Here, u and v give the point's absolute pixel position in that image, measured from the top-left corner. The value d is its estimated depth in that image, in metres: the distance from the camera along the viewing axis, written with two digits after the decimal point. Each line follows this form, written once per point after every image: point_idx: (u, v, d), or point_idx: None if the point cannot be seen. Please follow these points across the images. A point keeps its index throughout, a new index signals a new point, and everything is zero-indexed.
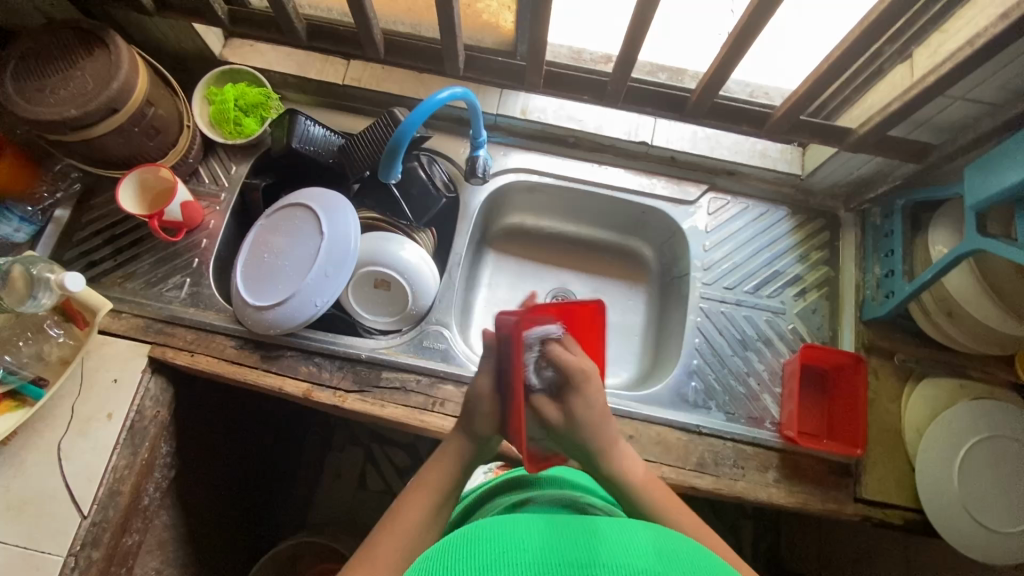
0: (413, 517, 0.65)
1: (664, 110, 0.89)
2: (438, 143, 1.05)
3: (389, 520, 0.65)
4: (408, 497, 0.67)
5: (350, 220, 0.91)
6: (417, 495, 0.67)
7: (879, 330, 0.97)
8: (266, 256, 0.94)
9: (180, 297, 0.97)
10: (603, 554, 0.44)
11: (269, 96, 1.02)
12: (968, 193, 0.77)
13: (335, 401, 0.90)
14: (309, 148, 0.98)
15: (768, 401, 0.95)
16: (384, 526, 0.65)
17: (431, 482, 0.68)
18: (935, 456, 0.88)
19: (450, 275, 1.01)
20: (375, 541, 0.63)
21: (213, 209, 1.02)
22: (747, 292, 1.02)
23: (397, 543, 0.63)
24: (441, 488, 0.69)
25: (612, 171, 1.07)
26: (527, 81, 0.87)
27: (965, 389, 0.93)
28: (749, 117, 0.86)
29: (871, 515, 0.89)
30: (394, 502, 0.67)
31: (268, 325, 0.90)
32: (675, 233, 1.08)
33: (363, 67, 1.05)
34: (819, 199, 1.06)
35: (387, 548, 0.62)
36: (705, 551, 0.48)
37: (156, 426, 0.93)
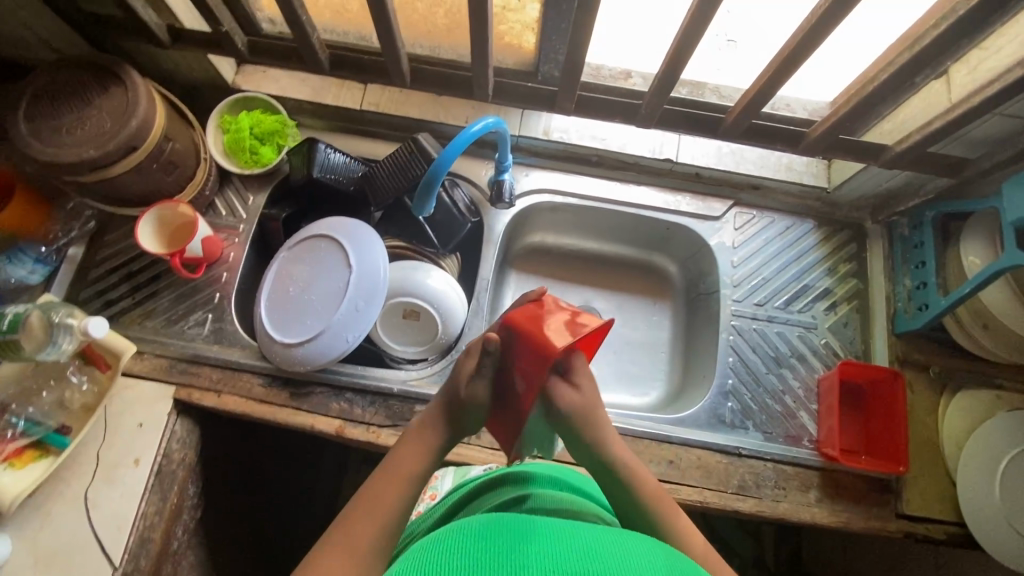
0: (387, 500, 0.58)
1: (697, 130, 0.88)
2: (460, 167, 1.04)
3: (360, 501, 0.58)
4: (383, 475, 0.60)
5: (378, 252, 0.89)
6: (392, 478, 0.59)
7: (912, 342, 0.96)
8: (291, 289, 0.91)
9: (203, 334, 0.94)
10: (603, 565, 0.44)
11: (286, 123, 1.00)
12: (1008, 209, 0.76)
13: (369, 437, 0.88)
14: (330, 176, 0.96)
15: (805, 419, 0.94)
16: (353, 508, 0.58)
17: (406, 461, 0.61)
18: (975, 469, 0.88)
19: (477, 301, 1.00)
20: (343, 525, 0.56)
21: (231, 241, 0.99)
22: (777, 308, 1.01)
23: (371, 531, 0.56)
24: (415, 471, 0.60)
25: (637, 189, 1.06)
26: (558, 105, 0.86)
27: (1002, 400, 0.92)
28: (783, 136, 0.85)
29: (915, 531, 0.89)
30: (363, 485, 0.60)
31: (297, 362, 0.87)
32: (701, 249, 1.07)
33: (381, 90, 1.03)
34: (845, 211, 1.06)
35: (362, 538, 0.55)
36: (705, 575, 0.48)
37: (184, 469, 0.91)
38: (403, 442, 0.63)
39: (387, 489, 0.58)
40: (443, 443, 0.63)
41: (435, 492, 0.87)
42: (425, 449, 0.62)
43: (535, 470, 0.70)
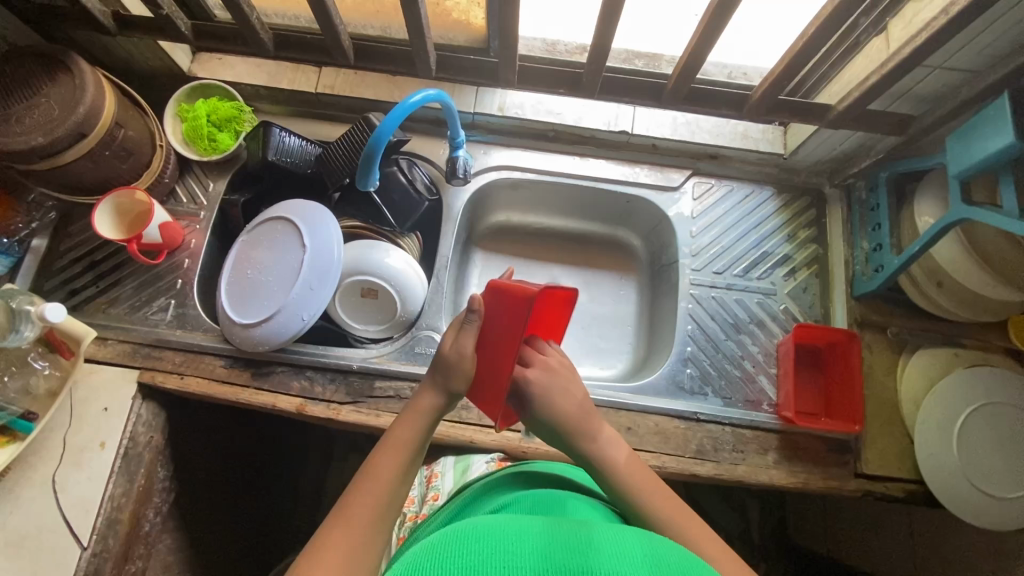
0: (391, 466, 0.60)
1: (642, 97, 0.87)
2: (417, 146, 1.04)
3: (364, 473, 0.59)
4: (383, 447, 0.62)
5: (333, 231, 0.90)
6: (392, 448, 0.61)
7: (870, 304, 0.97)
8: (249, 272, 0.92)
9: (167, 319, 0.96)
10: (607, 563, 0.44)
11: (242, 109, 1.01)
12: (952, 162, 0.77)
13: (329, 414, 0.89)
14: (286, 160, 0.97)
15: (764, 383, 0.95)
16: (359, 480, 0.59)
17: (405, 432, 0.63)
18: (932, 427, 0.88)
19: (438, 279, 1.00)
20: (352, 496, 0.57)
21: (193, 228, 1.01)
22: (736, 275, 1.01)
23: (376, 496, 0.57)
24: (414, 437, 0.63)
25: (595, 163, 1.06)
26: (502, 78, 0.86)
27: (960, 358, 0.93)
28: (727, 100, 0.86)
29: (873, 489, 0.89)
30: (362, 463, 0.60)
31: (256, 343, 0.89)
32: (661, 220, 1.07)
33: (336, 73, 1.04)
34: (803, 176, 1.06)
35: (365, 503, 0.56)
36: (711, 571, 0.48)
37: (151, 452, 0.93)
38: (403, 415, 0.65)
39: (387, 460, 0.60)
40: (438, 408, 0.66)
41: (438, 493, 0.90)
42: (421, 415, 0.65)
43: (532, 471, 0.72)
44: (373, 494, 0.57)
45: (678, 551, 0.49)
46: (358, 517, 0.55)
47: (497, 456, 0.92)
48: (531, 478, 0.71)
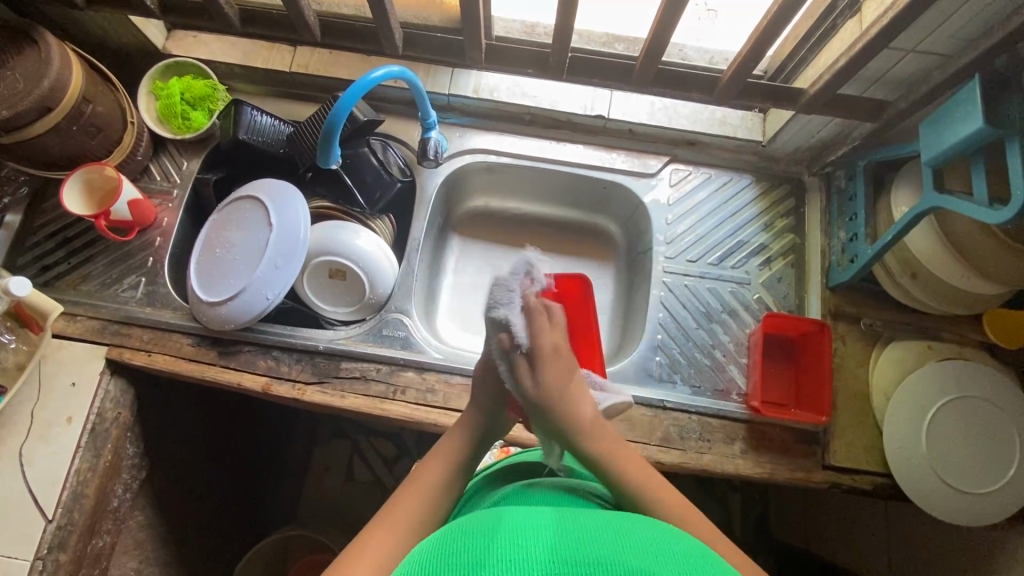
0: (432, 476, 0.63)
1: (610, 80, 0.86)
2: (391, 128, 1.03)
3: (408, 484, 0.62)
4: (427, 459, 0.65)
5: (300, 210, 0.89)
6: (437, 459, 0.65)
7: (845, 295, 0.95)
8: (218, 251, 0.92)
9: (137, 297, 0.96)
10: (601, 553, 0.43)
11: (216, 87, 1.00)
12: (924, 150, 0.75)
13: (294, 394, 0.89)
14: (257, 139, 0.97)
15: (734, 372, 0.94)
16: (403, 490, 0.62)
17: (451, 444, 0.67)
18: (902, 419, 0.87)
19: (408, 261, 0.99)
20: (394, 504, 0.60)
21: (165, 207, 1.01)
22: (711, 264, 1.00)
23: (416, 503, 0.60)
24: (462, 449, 0.66)
25: (571, 148, 1.05)
26: (469, 56, 0.84)
27: (934, 350, 0.91)
28: (697, 83, 0.85)
29: (840, 481, 0.88)
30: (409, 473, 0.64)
31: (223, 321, 0.89)
32: (637, 207, 1.06)
33: (310, 53, 1.03)
34: (783, 165, 1.04)
35: (408, 510, 0.59)
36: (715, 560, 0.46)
37: (119, 428, 0.93)
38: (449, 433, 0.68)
39: (429, 471, 0.63)
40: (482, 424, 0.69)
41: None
42: (473, 428, 0.68)
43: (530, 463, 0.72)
44: (419, 505, 0.60)
45: (680, 540, 0.48)
46: (399, 521, 0.58)
47: (499, 444, 0.92)
48: (536, 470, 0.70)
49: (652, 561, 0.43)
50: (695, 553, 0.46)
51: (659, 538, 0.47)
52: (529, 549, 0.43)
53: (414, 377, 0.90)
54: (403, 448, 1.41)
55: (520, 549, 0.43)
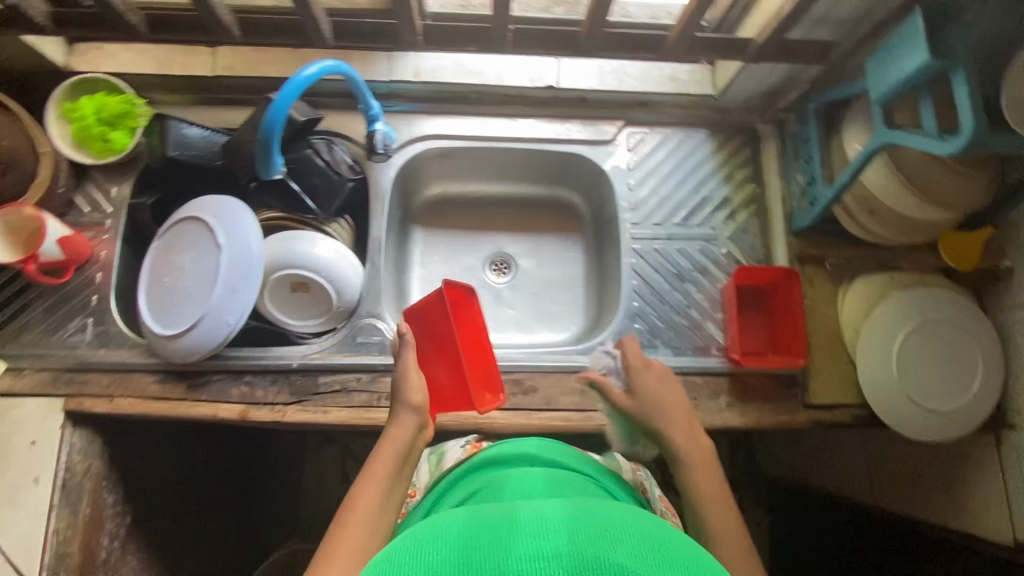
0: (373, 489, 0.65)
1: (557, 48, 0.81)
2: (333, 123, 0.98)
3: (350, 501, 0.65)
4: (367, 470, 0.67)
5: (248, 225, 0.84)
6: (373, 473, 0.67)
7: (809, 239, 0.97)
8: (167, 279, 0.87)
9: (86, 340, 0.90)
10: (575, 543, 0.43)
11: (134, 101, 0.91)
12: (872, 87, 0.76)
13: (274, 417, 0.85)
14: (189, 154, 0.90)
15: (711, 328, 0.95)
16: (346, 509, 0.64)
17: (385, 454, 0.69)
18: (872, 351, 0.90)
19: (372, 263, 0.95)
20: (340, 524, 0.62)
21: (100, 239, 0.93)
22: (676, 225, 1.00)
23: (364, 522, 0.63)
24: (406, 455, 0.70)
25: (524, 123, 1.02)
26: (405, 40, 0.79)
27: (896, 281, 0.95)
28: (646, 43, 0.81)
29: (822, 418, 0.92)
30: (351, 486, 0.66)
31: (185, 354, 0.84)
32: (598, 176, 1.04)
33: (232, 53, 0.96)
34: (736, 115, 1.04)
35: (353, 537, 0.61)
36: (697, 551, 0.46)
37: (93, 480, 0.88)
38: (382, 441, 0.71)
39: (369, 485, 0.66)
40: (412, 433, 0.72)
41: (416, 489, 0.82)
42: (400, 437, 0.71)
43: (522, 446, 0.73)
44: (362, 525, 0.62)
45: (664, 531, 0.47)
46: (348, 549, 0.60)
47: (471, 438, 0.86)
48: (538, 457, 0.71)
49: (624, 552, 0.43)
50: (678, 544, 0.45)
51: (638, 526, 0.47)
52: (502, 546, 0.43)
53: None
54: None
55: (498, 549, 0.43)
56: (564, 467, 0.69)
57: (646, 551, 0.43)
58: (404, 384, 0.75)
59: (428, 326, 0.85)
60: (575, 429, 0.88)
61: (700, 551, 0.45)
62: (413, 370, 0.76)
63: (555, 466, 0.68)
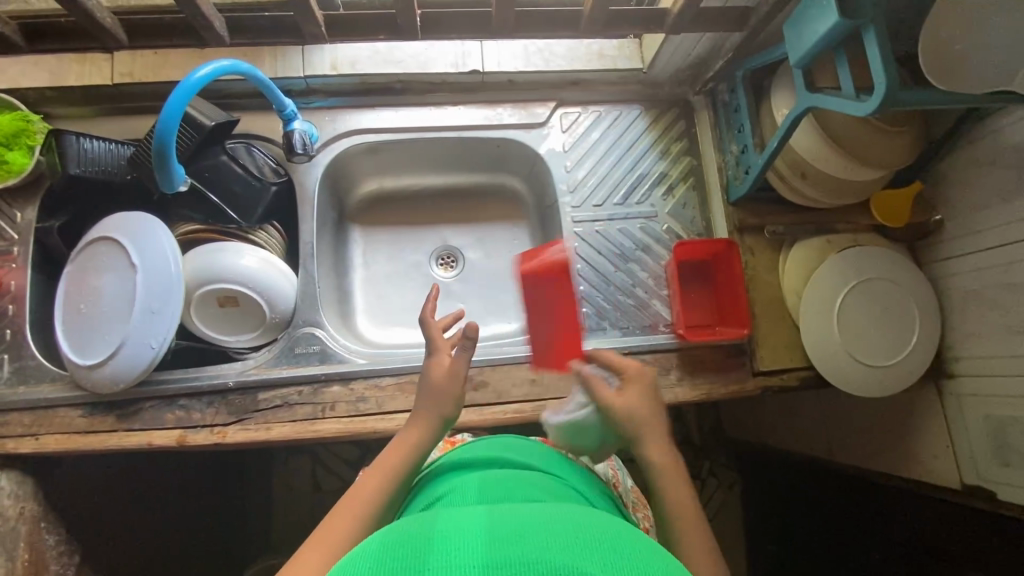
0: (369, 487, 0.63)
1: (471, 32, 0.78)
2: (249, 125, 0.93)
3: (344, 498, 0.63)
4: (370, 471, 0.65)
5: (165, 242, 0.80)
6: (373, 474, 0.64)
7: (747, 208, 0.97)
8: (83, 305, 0.81)
9: (3, 378, 0.84)
10: (532, 547, 0.42)
11: (29, 118, 0.85)
12: (791, 52, 0.75)
13: (214, 439, 0.82)
14: (93, 170, 0.85)
15: (658, 306, 0.95)
16: (338, 505, 0.62)
17: (391, 457, 0.65)
18: (815, 315, 0.91)
19: (305, 269, 0.91)
20: (329, 519, 0.61)
21: (8, 268, 0.87)
22: (616, 204, 0.99)
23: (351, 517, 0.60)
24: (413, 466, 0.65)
25: (452, 110, 0.98)
26: (308, 33, 0.74)
27: (833, 243, 0.96)
28: (562, 21, 0.79)
29: (771, 384, 0.93)
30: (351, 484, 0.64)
31: (110, 383, 0.80)
32: (535, 160, 1.02)
33: (131, 58, 0.90)
34: (668, 88, 1.02)
35: (337, 530, 0.59)
36: (655, 548, 0.45)
37: (28, 523, 0.85)
38: (402, 436, 0.67)
39: (366, 483, 0.63)
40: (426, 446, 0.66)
41: None
42: (412, 445, 0.66)
43: (530, 450, 0.72)
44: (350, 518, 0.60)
45: (622, 528, 0.47)
46: (327, 540, 0.58)
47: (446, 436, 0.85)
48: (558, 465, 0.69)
49: (582, 550, 0.42)
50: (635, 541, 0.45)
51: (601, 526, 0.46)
52: (463, 553, 0.41)
53: (342, 390, 0.85)
54: (363, 447, 1.41)
55: (457, 555, 0.41)
56: (529, 467, 0.66)
57: (593, 544, 0.43)
58: (448, 390, 0.68)
59: (547, 288, 0.91)
60: (528, 420, 0.87)
61: (660, 553, 0.45)
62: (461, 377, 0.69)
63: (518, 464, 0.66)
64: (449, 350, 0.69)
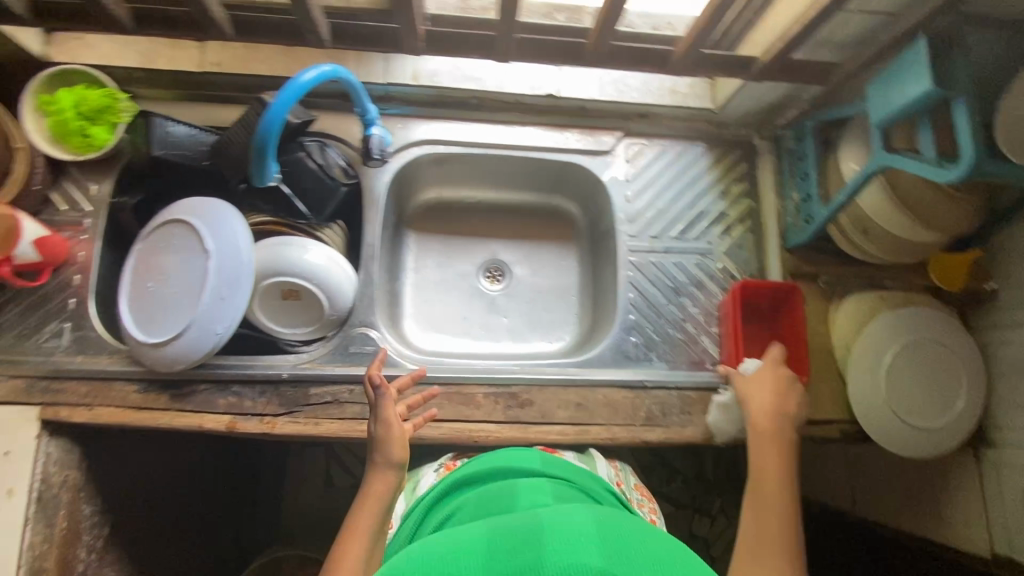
0: (354, 560, 0.64)
1: (562, 59, 0.80)
2: (325, 126, 0.95)
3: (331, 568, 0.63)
4: (345, 542, 0.66)
5: (239, 230, 0.81)
6: (353, 542, 0.65)
7: (802, 255, 0.98)
8: (151, 284, 0.83)
9: (63, 345, 0.86)
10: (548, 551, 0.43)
11: (115, 96, 0.87)
12: (871, 111, 0.77)
13: (263, 429, 0.83)
14: (174, 152, 0.87)
15: (706, 343, 0.96)
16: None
17: (364, 521, 0.67)
18: (863, 369, 0.92)
19: (366, 270, 0.93)
20: None
21: (79, 239, 0.89)
22: (673, 238, 1.00)
23: None
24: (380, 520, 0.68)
25: (522, 130, 1.00)
26: (406, 45, 0.77)
27: (886, 300, 0.97)
28: (652, 58, 0.80)
29: (813, 434, 0.93)
30: (329, 556, 0.65)
31: (170, 362, 0.81)
32: (595, 186, 1.04)
33: (222, 48, 0.92)
34: (734, 129, 1.04)
35: None
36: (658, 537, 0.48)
37: (70, 491, 0.85)
38: (361, 505, 0.69)
39: (350, 555, 0.64)
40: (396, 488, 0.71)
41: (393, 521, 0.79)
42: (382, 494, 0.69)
43: (522, 455, 0.74)
44: None
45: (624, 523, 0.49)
46: None
47: (445, 459, 0.84)
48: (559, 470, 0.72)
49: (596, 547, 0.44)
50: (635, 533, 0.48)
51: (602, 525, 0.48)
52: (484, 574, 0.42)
53: None
54: None
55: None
56: (541, 473, 0.69)
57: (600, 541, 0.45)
58: (381, 439, 0.73)
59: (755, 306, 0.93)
60: (571, 442, 0.87)
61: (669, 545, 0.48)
62: (393, 424, 0.73)
63: (526, 472, 0.69)
64: (375, 404, 0.75)
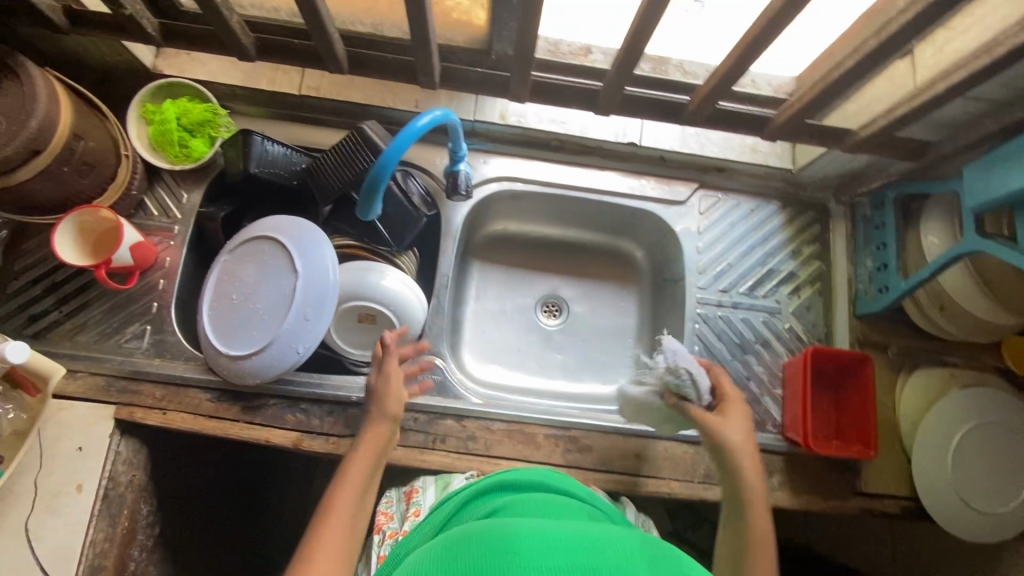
0: (348, 496, 0.68)
1: (660, 116, 0.83)
2: (411, 155, 0.97)
3: (325, 510, 0.66)
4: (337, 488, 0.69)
5: (327, 254, 0.83)
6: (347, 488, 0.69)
7: (870, 324, 0.98)
8: (235, 297, 0.85)
9: (143, 347, 0.88)
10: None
11: (216, 111, 0.90)
12: (968, 193, 0.76)
13: (328, 449, 0.84)
14: (268, 170, 0.89)
15: (769, 404, 0.95)
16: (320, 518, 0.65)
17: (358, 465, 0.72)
18: (930, 447, 0.90)
19: (438, 299, 0.94)
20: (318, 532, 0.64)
21: (167, 245, 0.92)
22: (742, 293, 1.00)
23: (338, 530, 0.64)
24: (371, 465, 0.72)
25: (600, 175, 1.02)
26: (512, 92, 0.80)
27: (955, 377, 0.95)
28: (749, 121, 0.82)
29: (872, 507, 0.92)
30: (323, 497, 0.68)
31: (247, 376, 0.83)
32: (666, 234, 1.04)
33: (323, 75, 0.96)
34: (810, 191, 1.04)
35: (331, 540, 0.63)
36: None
37: (134, 490, 0.86)
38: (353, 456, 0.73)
39: (345, 494, 0.68)
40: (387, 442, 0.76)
41: (419, 509, 0.79)
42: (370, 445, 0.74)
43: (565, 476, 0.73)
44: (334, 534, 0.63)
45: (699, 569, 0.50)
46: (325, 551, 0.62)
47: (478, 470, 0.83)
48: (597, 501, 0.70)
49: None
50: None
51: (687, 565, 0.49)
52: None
53: (454, 426, 0.87)
54: None
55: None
56: (578, 499, 0.68)
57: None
58: (381, 391, 0.78)
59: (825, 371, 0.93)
60: (628, 491, 0.87)
61: None
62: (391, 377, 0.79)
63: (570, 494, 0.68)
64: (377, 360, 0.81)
